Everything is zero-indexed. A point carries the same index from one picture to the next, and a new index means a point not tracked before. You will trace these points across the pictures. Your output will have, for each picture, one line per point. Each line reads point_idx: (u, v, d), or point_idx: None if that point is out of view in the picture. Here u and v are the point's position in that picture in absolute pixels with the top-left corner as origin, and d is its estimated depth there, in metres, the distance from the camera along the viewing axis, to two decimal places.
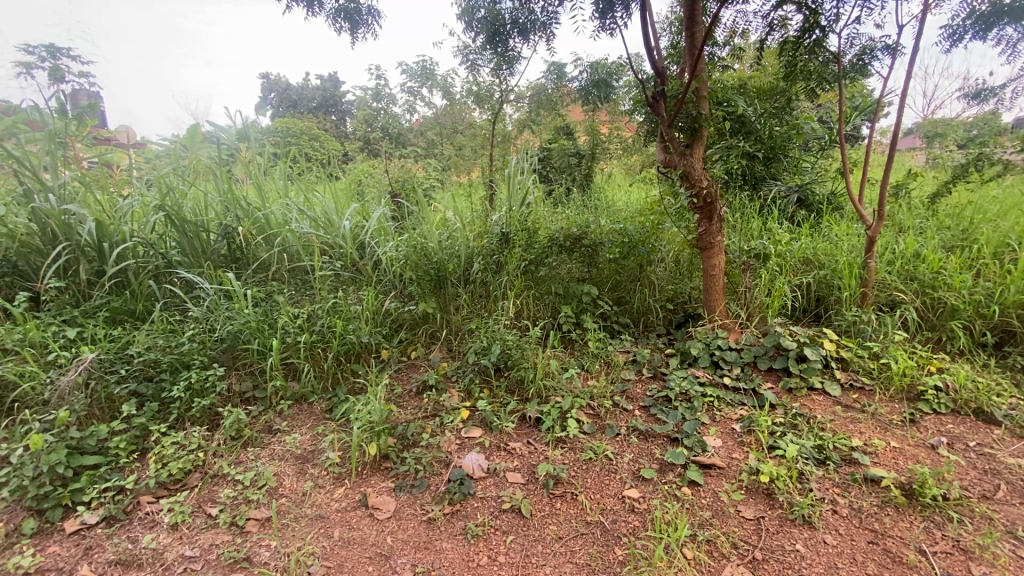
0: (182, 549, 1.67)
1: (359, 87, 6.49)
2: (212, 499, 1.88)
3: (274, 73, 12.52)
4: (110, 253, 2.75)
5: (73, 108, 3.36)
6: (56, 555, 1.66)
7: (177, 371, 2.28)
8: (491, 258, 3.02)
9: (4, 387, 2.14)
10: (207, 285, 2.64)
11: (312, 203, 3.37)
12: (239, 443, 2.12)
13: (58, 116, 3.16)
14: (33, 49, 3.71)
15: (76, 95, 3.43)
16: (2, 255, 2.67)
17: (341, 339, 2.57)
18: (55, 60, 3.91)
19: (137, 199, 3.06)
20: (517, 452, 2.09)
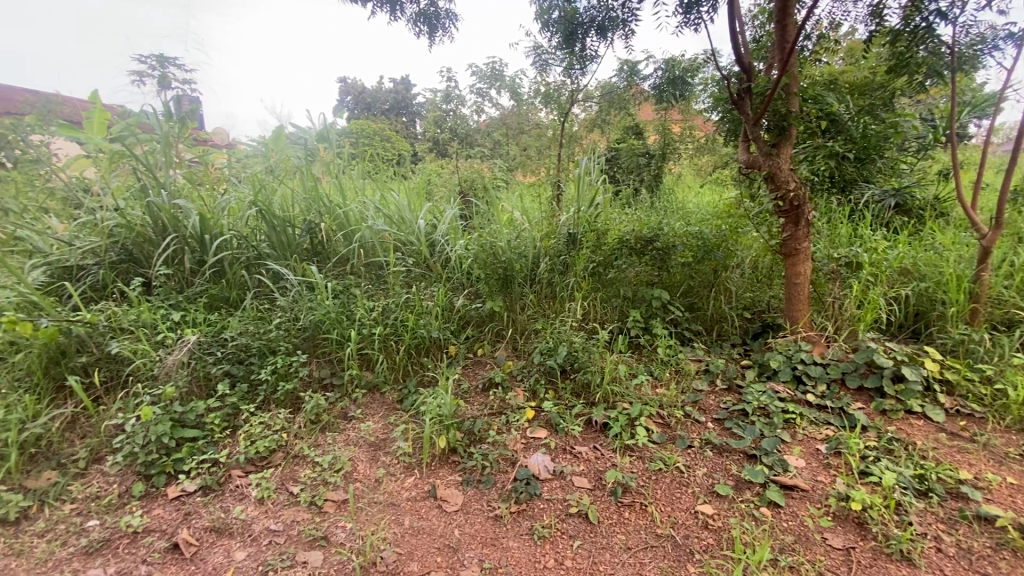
0: (267, 523, 1.79)
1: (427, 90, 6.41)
2: (294, 478, 1.99)
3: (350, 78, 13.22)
4: (210, 245, 3.00)
5: (178, 112, 3.69)
6: (160, 517, 1.82)
7: (265, 356, 2.45)
8: (558, 260, 3.03)
9: (121, 361, 2.39)
10: (293, 277, 2.83)
11: (388, 201, 3.52)
12: (317, 427, 2.24)
13: (167, 120, 3.48)
14: (146, 58, 4.12)
15: (180, 100, 3.78)
16: (121, 243, 2.97)
17: (412, 333, 2.66)
18: (164, 68, 4.32)
19: (234, 195, 3.32)
20: (583, 456, 2.06)
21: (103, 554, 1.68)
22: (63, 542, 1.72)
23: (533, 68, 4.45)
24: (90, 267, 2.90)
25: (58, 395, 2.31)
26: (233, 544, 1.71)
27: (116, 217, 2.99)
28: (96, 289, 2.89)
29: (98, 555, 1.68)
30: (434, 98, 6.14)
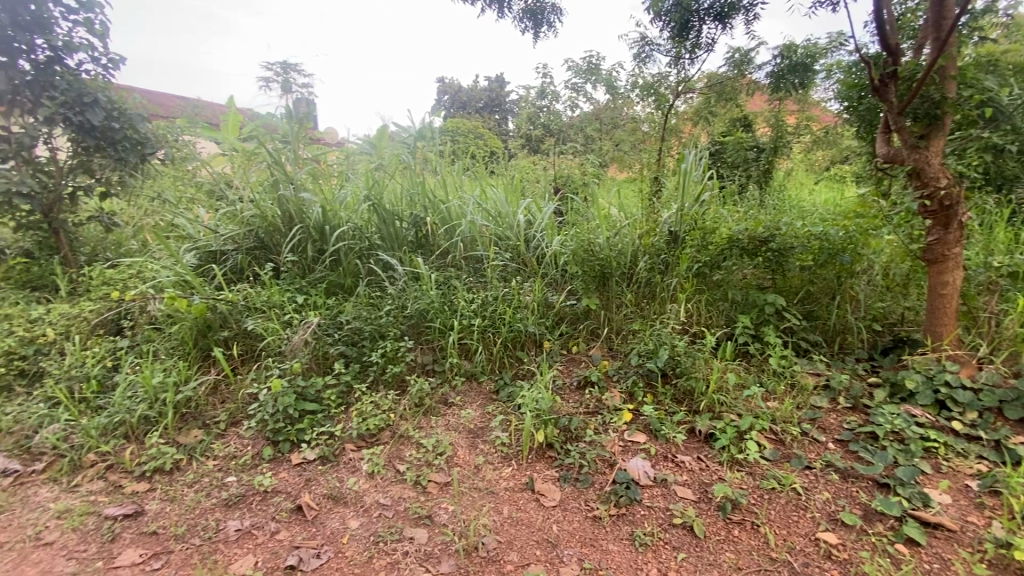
0: (377, 496, 1.91)
1: (524, 88, 6.60)
2: (400, 457, 2.11)
3: (446, 77, 13.72)
4: (329, 235, 3.26)
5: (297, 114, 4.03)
6: (286, 480, 2.01)
7: (375, 340, 2.62)
8: (658, 258, 2.92)
9: (254, 337, 2.68)
10: (401, 268, 3.01)
11: (487, 197, 3.60)
12: (421, 410, 2.35)
13: (287, 120, 3.84)
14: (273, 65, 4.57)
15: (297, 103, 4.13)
16: (256, 232, 3.31)
17: (509, 327, 2.71)
18: (287, 74, 4.76)
19: (350, 190, 3.57)
20: (686, 465, 1.97)
21: (240, 507, 1.88)
22: (208, 492, 1.95)
23: (634, 60, 4.31)
24: (230, 252, 3.27)
25: (204, 363, 2.62)
26: (348, 511, 1.85)
27: (252, 208, 3.34)
28: (234, 271, 3.25)
29: (236, 508, 1.88)
30: (529, 95, 6.20)
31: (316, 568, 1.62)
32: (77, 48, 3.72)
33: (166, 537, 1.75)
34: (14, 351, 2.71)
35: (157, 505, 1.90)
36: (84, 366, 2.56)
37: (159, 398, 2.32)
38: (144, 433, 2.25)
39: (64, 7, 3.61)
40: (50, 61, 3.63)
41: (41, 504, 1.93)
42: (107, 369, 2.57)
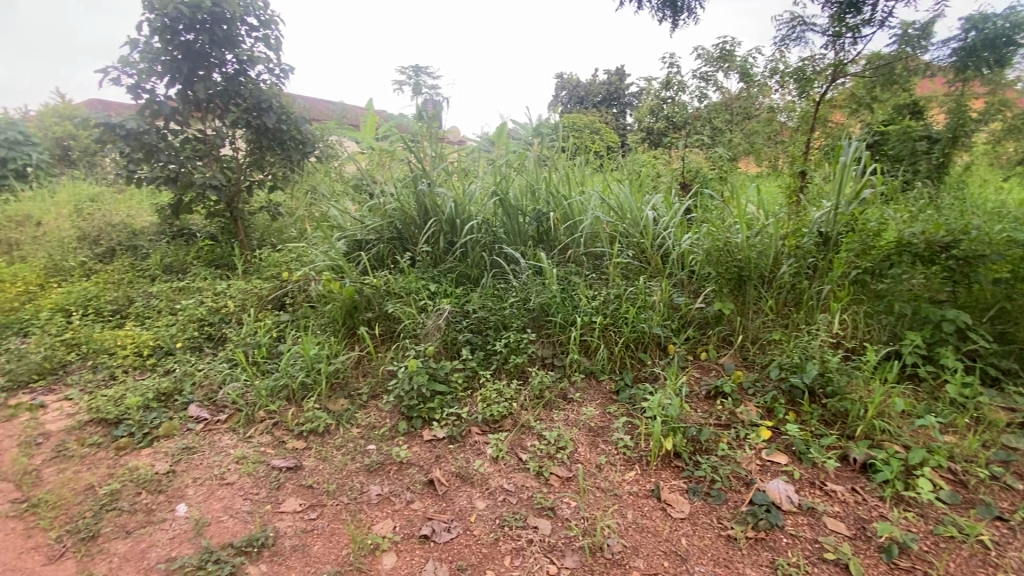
0: (501, 481, 1.97)
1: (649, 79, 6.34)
2: (522, 446, 2.15)
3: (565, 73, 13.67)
4: (459, 228, 3.43)
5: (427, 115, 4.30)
6: (418, 454, 2.16)
7: (499, 330, 2.71)
8: (807, 261, 2.65)
9: (393, 320, 2.92)
10: (525, 262, 3.07)
11: (612, 191, 3.52)
12: (541, 403, 2.38)
13: (421, 120, 4.15)
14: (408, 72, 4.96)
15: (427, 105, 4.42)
16: (395, 223, 3.59)
17: (633, 327, 2.63)
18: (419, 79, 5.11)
19: (479, 185, 3.71)
20: (838, 496, 1.79)
21: (380, 474, 2.06)
22: (353, 456, 2.16)
23: (780, 44, 3.92)
24: (373, 241, 3.59)
25: (350, 340, 2.91)
26: (474, 492, 1.94)
27: (393, 201, 3.62)
28: (375, 259, 3.55)
29: (376, 474, 2.06)
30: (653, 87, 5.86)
31: (448, 541, 1.73)
32: (258, 61, 4.34)
33: (320, 491, 1.97)
34: (206, 318, 3.24)
35: (313, 462, 2.14)
36: (256, 336, 2.97)
37: (315, 367, 2.62)
38: (302, 397, 2.56)
39: (249, 25, 4.22)
40: (238, 72, 4.27)
41: (224, 448, 2.26)
42: (273, 340, 2.95)
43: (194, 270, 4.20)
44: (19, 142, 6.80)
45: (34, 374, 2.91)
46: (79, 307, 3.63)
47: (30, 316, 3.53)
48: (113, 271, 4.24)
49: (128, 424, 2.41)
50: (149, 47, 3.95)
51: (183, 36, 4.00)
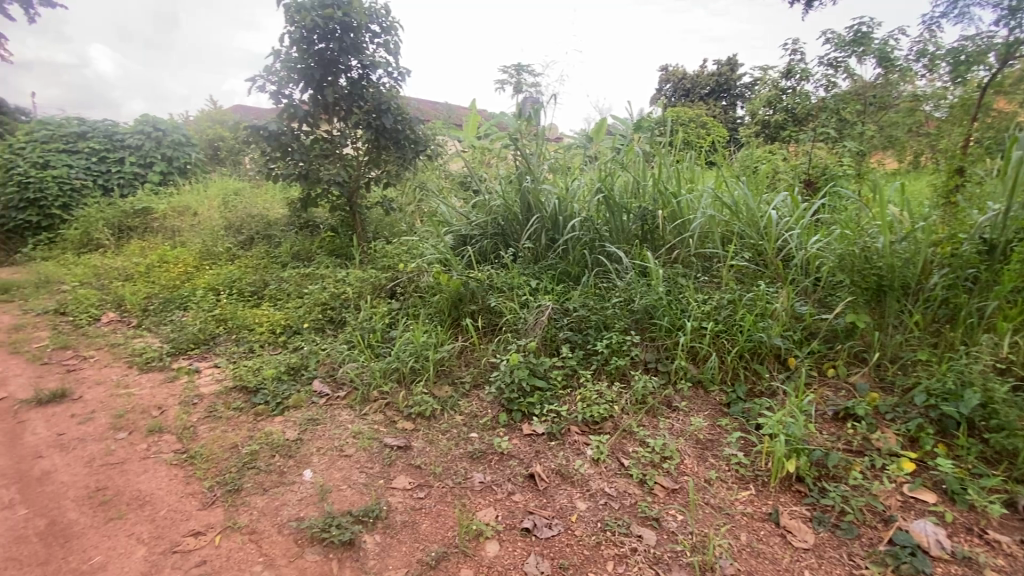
0: (603, 484, 1.94)
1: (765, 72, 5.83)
2: (623, 451, 2.10)
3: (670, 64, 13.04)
4: (563, 225, 3.41)
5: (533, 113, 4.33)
6: (519, 447, 2.19)
7: (601, 330, 2.67)
8: (966, 272, 2.30)
9: (495, 313, 2.98)
10: (629, 262, 2.98)
11: (727, 189, 3.30)
12: (644, 408, 2.30)
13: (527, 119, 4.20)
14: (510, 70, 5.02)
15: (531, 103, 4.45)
16: (498, 219, 3.66)
17: (748, 336, 2.45)
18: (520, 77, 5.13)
19: (585, 181, 3.66)
20: (1002, 548, 1.60)
21: (482, 462, 2.12)
22: (457, 442, 2.24)
23: (931, 22, 3.42)
24: (477, 235, 3.69)
25: (454, 330, 3.02)
26: (574, 492, 1.93)
27: (498, 198, 3.69)
28: (479, 254, 3.65)
29: (479, 462, 2.12)
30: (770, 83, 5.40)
31: (549, 538, 1.74)
32: (379, 65, 4.64)
33: (427, 473, 2.07)
34: (328, 303, 3.54)
35: (421, 444, 2.26)
36: (371, 321, 3.20)
37: (423, 354, 2.76)
38: (411, 381, 2.70)
39: (372, 32, 4.53)
40: (361, 77, 4.64)
41: (342, 423, 2.46)
42: (385, 326, 3.16)
43: (318, 258, 4.61)
44: (182, 143, 7.92)
45: (191, 343, 3.37)
46: (226, 288, 4.14)
47: (189, 293, 4.10)
48: (253, 257, 4.78)
49: (264, 392, 2.71)
50: (289, 56, 4.37)
51: (317, 46, 4.39)
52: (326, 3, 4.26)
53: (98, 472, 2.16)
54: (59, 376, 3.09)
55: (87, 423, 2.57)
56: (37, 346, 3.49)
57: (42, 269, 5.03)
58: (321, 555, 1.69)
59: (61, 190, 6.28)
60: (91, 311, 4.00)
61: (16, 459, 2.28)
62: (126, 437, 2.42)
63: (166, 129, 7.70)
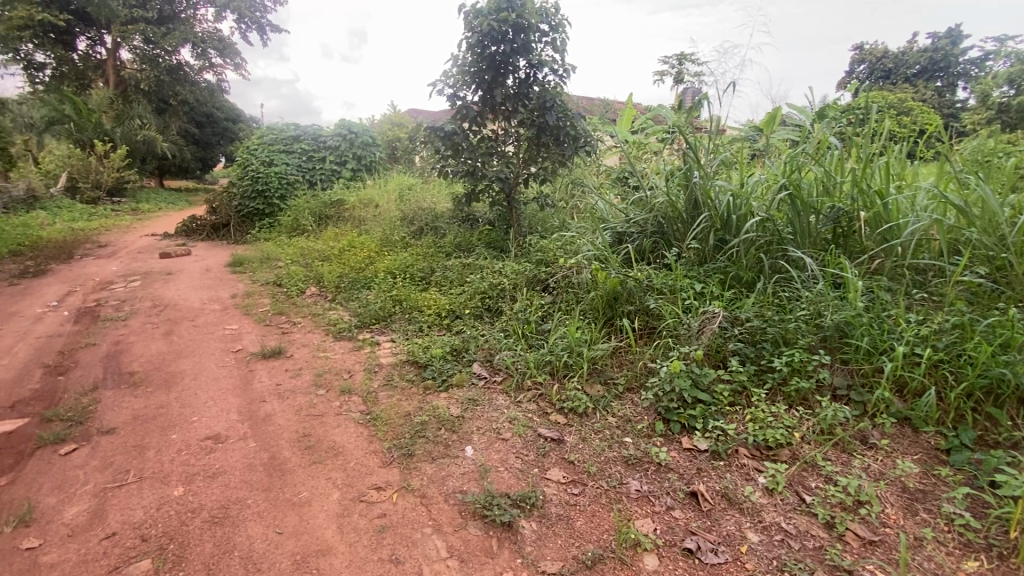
0: (778, 518, 1.76)
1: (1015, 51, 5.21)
2: (804, 485, 1.88)
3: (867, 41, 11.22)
4: (735, 225, 3.12)
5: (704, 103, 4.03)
6: (678, 461, 2.07)
7: (778, 346, 2.39)
8: None
9: (655, 316, 2.85)
10: (818, 270, 2.62)
11: (956, 187, 2.72)
12: (831, 440, 2.02)
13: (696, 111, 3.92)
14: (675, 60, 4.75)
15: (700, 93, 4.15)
16: (659, 217, 3.49)
17: (981, 371, 1.98)
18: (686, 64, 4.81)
19: (763, 176, 3.29)
20: None
21: (638, 469, 2.05)
22: (611, 444, 2.20)
23: None
24: (636, 233, 3.57)
25: (609, 329, 2.96)
26: (744, 520, 1.78)
27: (661, 194, 3.51)
28: (637, 252, 3.52)
29: (635, 468, 2.06)
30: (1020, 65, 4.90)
31: (715, 565, 1.63)
32: (546, 63, 4.73)
33: (582, 470, 2.07)
34: (486, 292, 3.74)
35: (574, 439, 2.26)
36: (526, 312, 3.30)
37: (577, 350, 2.76)
38: (564, 376, 2.72)
39: (542, 31, 4.62)
40: (529, 76, 4.78)
41: (499, 407, 2.58)
42: (540, 318, 3.23)
43: (477, 249, 4.90)
44: (369, 143, 9.04)
45: (373, 318, 3.84)
46: (401, 272, 4.64)
47: (371, 275, 4.67)
48: (423, 246, 5.27)
49: (432, 369, 2.96)
50: (465, 61, 4.68)
51: (490, 49, 4.62)
52: (502, 8, 4.45)
53: (305, 420, 2.58)
54: (277, 336, 3.76)
55: (297, 377, 3.08)
56: (262, 310, 4.29)
57: (266, 248, 6.17)
58: (482, 530, 1.80)
59: (281, 184, 7.62)
60: (299, 285, 4.78)
61: (248, 400, 2.81)
62: (324, 394, 2.85)
63: (357, 131, 8.85)
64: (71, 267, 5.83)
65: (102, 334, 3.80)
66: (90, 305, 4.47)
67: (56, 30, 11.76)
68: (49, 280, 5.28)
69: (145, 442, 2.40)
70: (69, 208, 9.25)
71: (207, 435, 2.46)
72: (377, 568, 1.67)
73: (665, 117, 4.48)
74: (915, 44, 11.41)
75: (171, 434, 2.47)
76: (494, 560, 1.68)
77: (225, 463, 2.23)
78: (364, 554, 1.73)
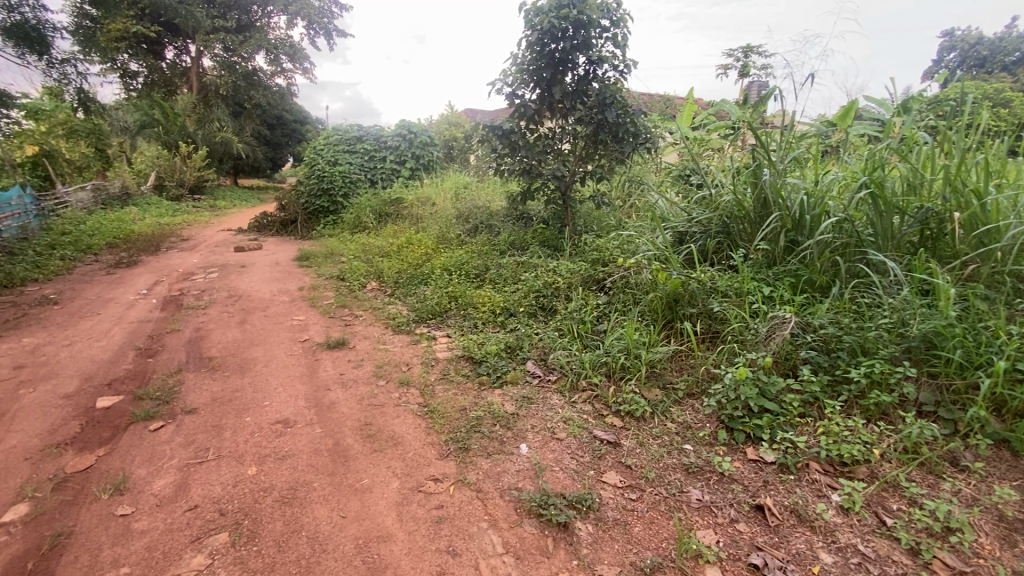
0: (854, 540, 1.65)
1: None
2: (884, 506, 1.75)
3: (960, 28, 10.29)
4: (808, 226, 2.94)
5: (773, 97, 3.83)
6: (743, 472, 1.98)
7: (856, 356, 2.24)
8: None
9: (718, 320, 2.75)
10: (903, 275, 2.43)
11: None
12: (915, 460, 1.87)
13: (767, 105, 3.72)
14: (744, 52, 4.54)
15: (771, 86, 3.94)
16: (724, 216, 3.35)
17: None
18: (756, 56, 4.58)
19: (841, 173, 3.08)
20: None
21: (699, 478, 1.98)
22: (670, 451, 2.14)
23: None
24: (699, 233, 3.44)
25: (668, 332, 2.87)
26: (816, 539, 1.68)
27: (727, 192, 3.36)
28: (699, 253, 3.40)
29: (696, 477, 1.99)
30: None
31: None
32: (606, 59, 4.65)
33: (640, 475, 2.02)
34: (541, 291, 3.73)
35: (631, 443, 2.22)
36: (582, 312, 3.26)
37: (635, 352, 2.70)
38: (621, 378, 2.66)
39: (603, 27, 4.54)
40: (588, 73, 4.71)
41: (553, 406, 2.56)
42: (595, 318, 3.18)
43: (531, 247, 4.90)
44: (427, 142, 9.24)
45: (429, 314, 3.93)
46: (456, 269, 4.71)
47: (428, 271, 4.77)
48: (478, 244, 5.34)
49: (487, 365, 2.99)
50: (523, 60, 4.68)
51: (549, 47, 4.59)
52: (563, 5, 4.41)
53: (366, 410, 2.68)
54: (340, 328, 3.92)
55: (358, 367, 3.20)
56: (326, 303, 4.49)
57: (330, 244, 6.45)
58: (538, 529, 1.80)
59: (344, 182, 7.94)
60: (361, 280, 4.97)
61: (314, 388, 2.96)
62: (383, 385, 2.94)
63: (416, 130, 9.07)
64: (159, 258, 6.35)
65: (185, 321, 4.11)
66: (174, 294, 4.85)
67: (148, 42, 12.82)
68: (141, 270, 5.77)
69: (222, 423, 2.58)
70: (157, 204, 10.08)
71: (277, 419, 2.61)
72: (434, 558, 1.70)
73: (728, 113, 4.29)
74: (1016, 27, 10.33)
75: (245, 417, 2.63)
76: (550, 560, 1.67)
77: (293, 447, 2.36)
78: (422, 543, 1.77)
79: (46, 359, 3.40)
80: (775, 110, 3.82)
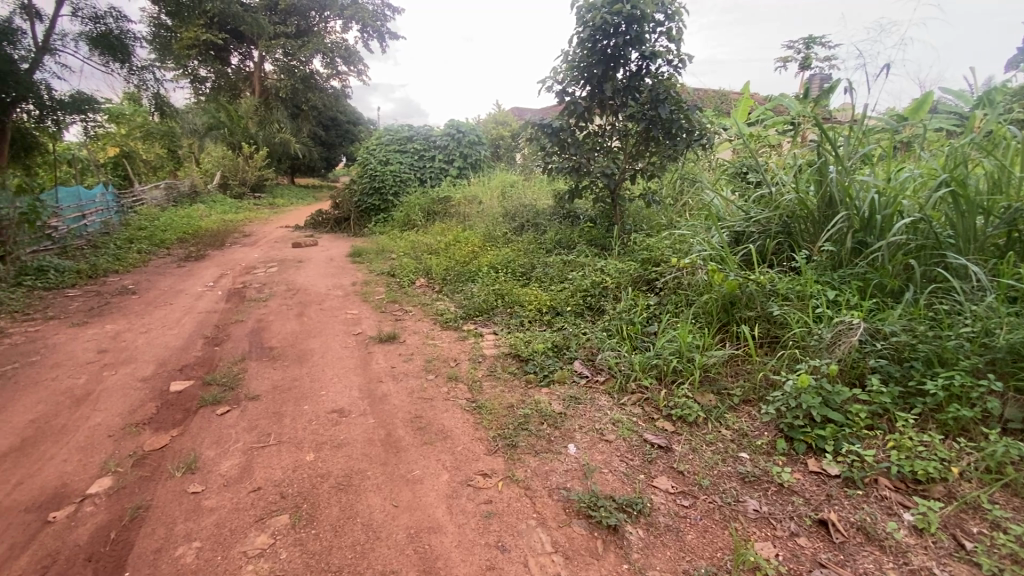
0: (928, 563, 1.54)
1: None
2: (963, 528, 1.63)
3: None
4: (878, 227, 2.77)
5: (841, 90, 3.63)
6: (804, 484, 1.89)
7: (932, 366, 2.09)
8: None
9: (778, 324, 2.63)
10: (987, 280, 2.25)
11: None
12: (1000, 481, 1.73)
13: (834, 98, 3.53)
14: None
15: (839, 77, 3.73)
16: (786, 216, 3.20)
17: None
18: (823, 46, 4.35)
19: (917, 170, 2.88)
20: None
21: (756, 488, 1.91)
22: (725, 458, 2.07)
23: None
24: (757, 233, 3.31)
25: (723, 336, 2.78)
26: (886, 559, 1.58)
27: (789, 191, 3.21)
28: (757, 254, 3.26)
29: (753, 487, 1.91)
30: None
31: None
32: (660, 54, 4.54)
33: (692, 482, 1.97)
34: (589, 290, 3.69)
35: (683, 448, 2.16)
36: (632, 312, 3.20)
37: (688, 356, 2.63)
38: (672, 381, 2.60)
39: (657, 21, 4.44)
40: (640, 68, 4.62)
41: (602, 407, 2.53)
42: (646, 319, 3.12)
43: (579, 246, 4.86)
44: (475, 142, 9.32)
45: (476, 310, 3.97)
46: (503, 267, 4.74)
47: (476, 269, 4.83)
48: (525, 242, 5.35)
49: (534, 363, 2.99)
50: (574, 56, 4.65)
51: (601, 43, 4.54)
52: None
53: (417, 403, 2.74)
54: (391, 322, 4.03)
55: (408, 361, 3.28)
56: (378, 298, 4.63)
57: (381, 241, 6.64)
58: (587, 530, 1.78)
59: (395, 181, 8.15)
60: (411, 276, 5.09)
61: (367, 379, 3.05)
62: (433, 379, 3.00)
63: (465, 130, 9.10)
64: (224, 253, 6.73)
65: (248, 313, 4.34)
66: (238, 287, 5.13)
67: (216, 48, 13.62)
68: (208, 263, 6.15)
69: (283, 410, 2.71)
70: (222, 202, 10.69)
71: (333, 408, 2.71)
72: (484, 552, 1.72)
73: (788, 107, 4.10)
74: None
75: (303, 405, 2.75)
76: (600, 562, 1.66)
77: (348, 436, 2.44)
78: (472, 537, 1.79)
79: (126, 344, 3.68)
80: (843, 103, 3.61)
